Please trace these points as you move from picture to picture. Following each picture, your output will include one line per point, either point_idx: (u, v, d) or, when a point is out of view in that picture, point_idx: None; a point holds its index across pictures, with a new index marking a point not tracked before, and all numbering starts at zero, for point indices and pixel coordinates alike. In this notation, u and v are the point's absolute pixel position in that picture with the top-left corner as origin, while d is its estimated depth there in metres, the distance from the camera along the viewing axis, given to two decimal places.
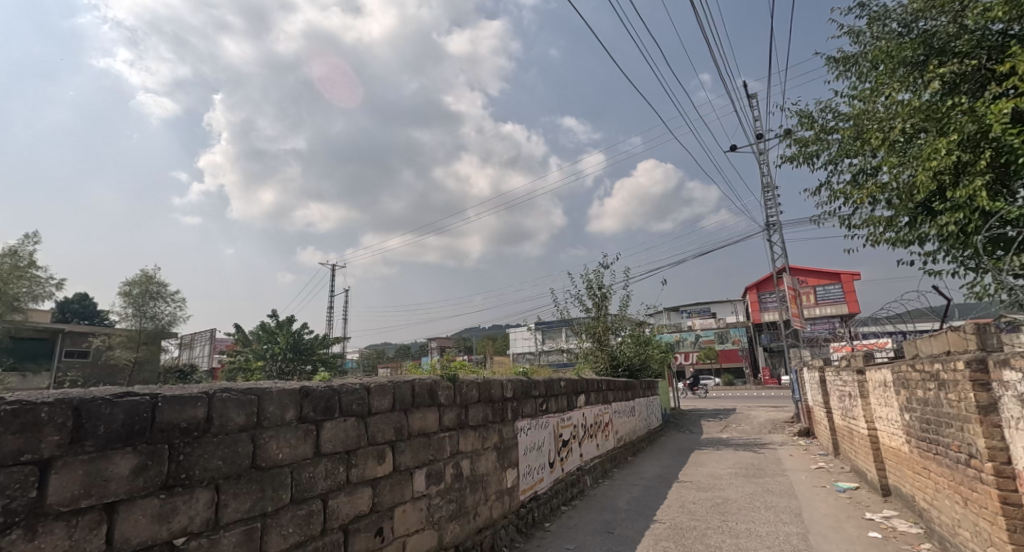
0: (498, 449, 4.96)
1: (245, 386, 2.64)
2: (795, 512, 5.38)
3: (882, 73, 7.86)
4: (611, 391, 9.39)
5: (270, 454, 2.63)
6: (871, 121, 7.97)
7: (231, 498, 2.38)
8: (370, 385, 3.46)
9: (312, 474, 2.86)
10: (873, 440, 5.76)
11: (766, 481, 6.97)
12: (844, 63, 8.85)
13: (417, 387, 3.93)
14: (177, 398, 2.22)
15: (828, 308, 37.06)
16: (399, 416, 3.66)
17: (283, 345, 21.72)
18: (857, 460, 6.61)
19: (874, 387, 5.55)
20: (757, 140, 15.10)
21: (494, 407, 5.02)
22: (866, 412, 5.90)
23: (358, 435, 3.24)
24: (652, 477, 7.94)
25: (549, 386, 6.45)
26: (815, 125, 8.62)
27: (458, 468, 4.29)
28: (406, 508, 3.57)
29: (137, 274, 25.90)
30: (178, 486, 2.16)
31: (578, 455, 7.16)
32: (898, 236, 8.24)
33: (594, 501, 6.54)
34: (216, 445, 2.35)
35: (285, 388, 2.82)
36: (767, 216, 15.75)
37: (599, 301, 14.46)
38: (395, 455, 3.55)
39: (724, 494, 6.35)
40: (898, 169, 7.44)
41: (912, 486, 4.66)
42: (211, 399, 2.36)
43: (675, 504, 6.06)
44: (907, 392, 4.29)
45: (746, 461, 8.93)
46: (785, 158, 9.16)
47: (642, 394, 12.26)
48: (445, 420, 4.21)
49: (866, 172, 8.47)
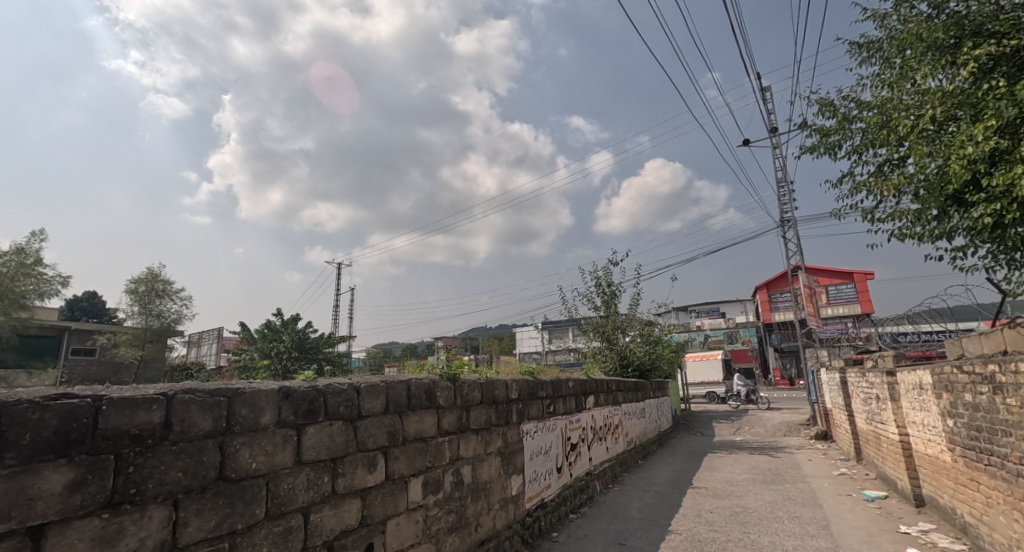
0: (501, 454, 4.64)
1: (214, 386, 2.33)
2: (822, 524, 5.02)
3: (911, 57, 7.44)
4: (621, 392, 9.04)
5: (241, 464, 2.32)
6: (898, 109, 7.55)
7: (192, 516, 2.07)
8: (361, 385, 3.14)
9: (292, 486, 2.56)
10: (905, 446, 5.37)
11: (786, 488, 6.58)
12: (867, 49, 8.43)
13: (414, 387, 3.61)
14: (127, 401, 1.90)
15: (840, 308, 36.39)
16: (393, 419, 3.35)
17: (288, 344, 21.54)
18: (885, 467, 6.21)
19: (907, 390, 5.18)
20: (772, 133, 14.67)
21: (499, 409, 4.70)
22: (897, 416, 5.50)
23: (345, 441, 2.94)
24: (665, 482, 7.59)
25: (556, 386, 6.11)
26: (837, 113, 8.19)
27: (458, 475, 3.96)
28: (400, 521, 3.25)
29: (143, 272, 26.03)
30: (125, 504, 1.85)
31: (586, 460, 6.80)
32: (926, 230, 7.83)
33: (605, 508, 6.19)
34: (174, 456, 2.04)
35: (261, 388, 2.51)
36: (782, 211, 15.30)
37: (608, 299, 14.07)
38: (388, 462, 3.24)
39: (742, 502, 5.98)
40: (928, 158, 7.03)
41: (953, 498, 4.30)
42: (170, 402, 2.06)
43: (691, 513, 5.71)
44: (951, 396, 3.92)
45: (763, 465, 8.54)
46: (804, 149, 8.74)
47: (652, 394, 11.87)
48: (444, 423, 3.89)
49: (892, 163, 8.04)
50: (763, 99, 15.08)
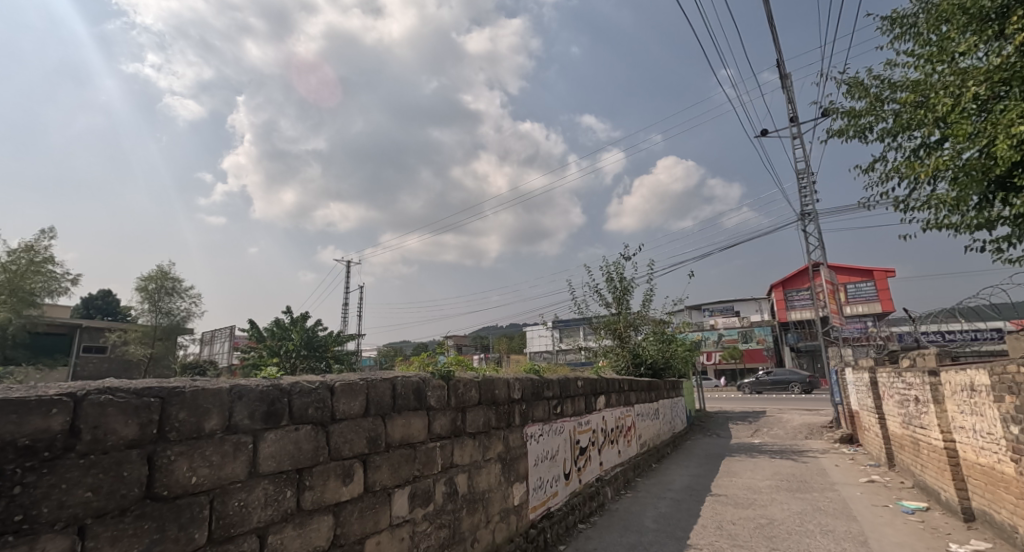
0: (502, 460, 4.22)
1: (145, 383, 1.95)
2: (860, 540, 4.51)
3: (951, 31, 6.87)
4: (634, 392, 8.59)
5: (176, 479, 1.92)
6: (935, 88, 6.98)
7: (105, 546, 1.68)
8: (335, 384, 2.74)
9: (244, 503, 2.16)
10: (950, 453, 4.85)
11: (814, 497, 6.08)
12: (900, 25, 7.90)
13: (399, 386, 3.20)
14: (13, 404, 1.52)
15: (859, 307, 35.34)
16: (374, 423, 2.94)
17: (296, 342, 21.36)
18: (924, 475, 5.68)
19: (954, 392, 4.67)
20: (792, 122, 14.03)
21: (499, 411, 4.27)
22: (940, 420, 4.98)
23: (314, 449, 2.54)
24: (681, 488, 7.11)
25: (564, 386, 5.65)
26: (868, 93, 7.63)
27: (452, 485, 3.56)
28: (381, 539, 2.85)
29: (153, 270, 26.32)
30: (8, 535, 1.46)
31: (597, 464, 6.37)
32: (966, 218, 7.26)
33: (617, 518, 5.74)
34: (81, 472, 1.65)
35: (208, 387, 2.13)
36: (803, 204, 14.67)
37: (620, 296, 13.59)
38: (367, 472, 2.84)
39: (767, 513, 5.48)
40: (970, 140, 6.48)
41: (1013, 516, 3.80)
42: (79, 404, 1.68)
43: (711, 525, 5.23)
44: (1016, 401, 3.42)
45: (787, 470, 7.99)
46: (831, 133, 8.17)
47: (666, 395, 11.39)
48: (434, 427, 3.47)
49: (928, 146, 7.48)
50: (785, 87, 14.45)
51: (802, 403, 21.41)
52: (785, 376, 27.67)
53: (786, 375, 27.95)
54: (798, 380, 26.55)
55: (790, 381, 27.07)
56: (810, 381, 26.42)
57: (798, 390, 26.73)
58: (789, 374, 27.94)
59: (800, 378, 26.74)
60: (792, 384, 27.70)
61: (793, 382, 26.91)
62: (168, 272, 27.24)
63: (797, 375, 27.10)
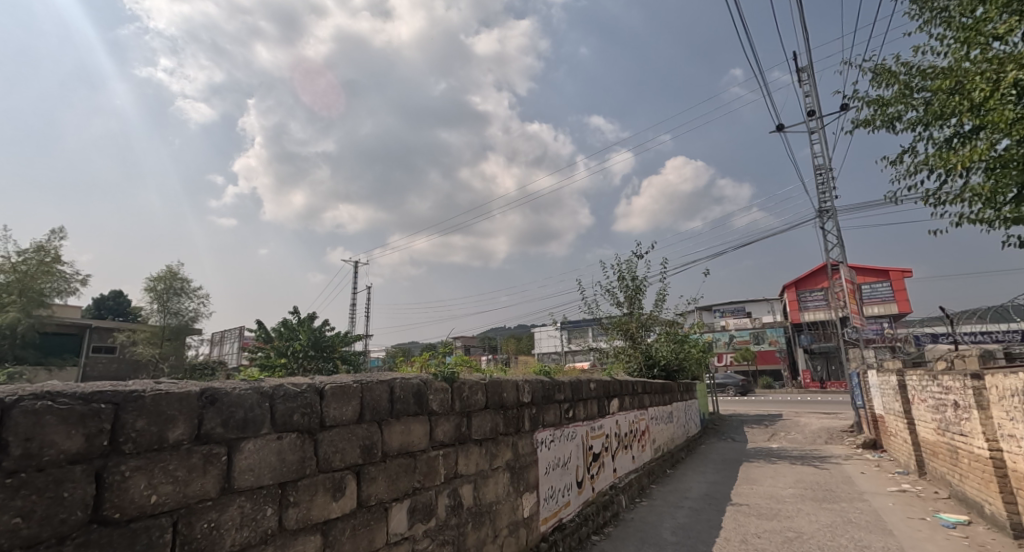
0: (511, 468, 3.92)
1: (97, 387, 1.68)
2: None
3: (988, 13, 6.47)
4: (648, 395, 8.27)
5: (131, 499, 1.65)
6: (970, 73, 6.57)
7: None
8: (325, 386, 2.47)
9: (216, 525, 1.88)
10: (997, 464, 4.47)
11: (844, 508, 5.71)
12: (930, 11, 7.52)
13: (398, 388, 2.92)
14: None
15: (875, 308, 34.64)
16: (369, 430, 2.66)
17: (304, 342, 21.27)
18: (964, 486, 5.30)
19: (1002, 397, 4.29)
20: (810, 116, 13.60)
21: (507, 416, 3.98)
22: (985, 428, 4.60)
23: (300, 460, 2.26)
24: (698, 496, 6.77)
25: (576, 388, 5.36)
26: (897, 80, 7.24)
27: (457, 496, 3.27)
28: None
29: (163, 270, 26.55)
30: None
31: (610, 471, 6.07)
32: (1002, 212, 6.83)
33: (634, 529, 5.40)
34: (8, 495, 1.38)
35: (173, 391, 1.85)
36: (821, 201, 14.23)
37: (632, 295, 13.27)
38: (361, 485, 2.56)
39: (794, 525, 5.11)
40: (1010, 127, 6.06)
41: None
42: (8, 410, 1.41)
43: (735, 538, 4.88)
44: None
45: (810, 478, 7.60)
46: (856, 123, 7.80)
47: (680, 397, 11.01)
48: (437, 433, 3.18)
49: (962, 135, 7.06)
50: (803, 80, 14.01)
51: (818, 406, 20.86)
52: (724, 380, 30.89)
53: (726, 379, 31.20)
54: (733, 384, 29.73)
55: (727, 384, 30.27)
56: (742, 385, 29.86)
57: (733, 392, 29.87)
58: (727, 378, 31.22)
59: (735, 382, 29.89)
60: (729, 386, 30.92)
61: (729, 385, 30.10)
62: (177, 273, 27.43)
63: (733, 379, 30.31)
